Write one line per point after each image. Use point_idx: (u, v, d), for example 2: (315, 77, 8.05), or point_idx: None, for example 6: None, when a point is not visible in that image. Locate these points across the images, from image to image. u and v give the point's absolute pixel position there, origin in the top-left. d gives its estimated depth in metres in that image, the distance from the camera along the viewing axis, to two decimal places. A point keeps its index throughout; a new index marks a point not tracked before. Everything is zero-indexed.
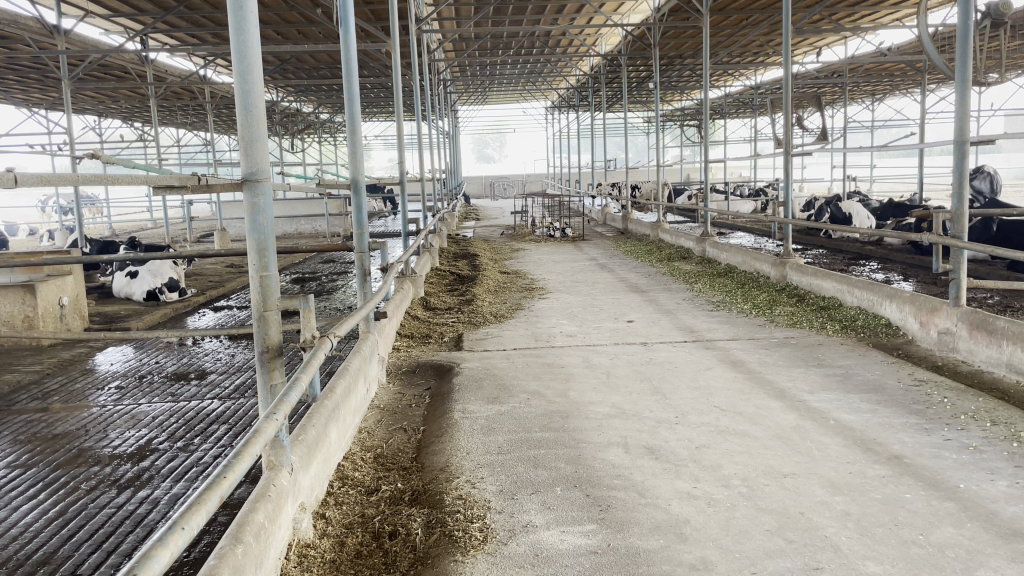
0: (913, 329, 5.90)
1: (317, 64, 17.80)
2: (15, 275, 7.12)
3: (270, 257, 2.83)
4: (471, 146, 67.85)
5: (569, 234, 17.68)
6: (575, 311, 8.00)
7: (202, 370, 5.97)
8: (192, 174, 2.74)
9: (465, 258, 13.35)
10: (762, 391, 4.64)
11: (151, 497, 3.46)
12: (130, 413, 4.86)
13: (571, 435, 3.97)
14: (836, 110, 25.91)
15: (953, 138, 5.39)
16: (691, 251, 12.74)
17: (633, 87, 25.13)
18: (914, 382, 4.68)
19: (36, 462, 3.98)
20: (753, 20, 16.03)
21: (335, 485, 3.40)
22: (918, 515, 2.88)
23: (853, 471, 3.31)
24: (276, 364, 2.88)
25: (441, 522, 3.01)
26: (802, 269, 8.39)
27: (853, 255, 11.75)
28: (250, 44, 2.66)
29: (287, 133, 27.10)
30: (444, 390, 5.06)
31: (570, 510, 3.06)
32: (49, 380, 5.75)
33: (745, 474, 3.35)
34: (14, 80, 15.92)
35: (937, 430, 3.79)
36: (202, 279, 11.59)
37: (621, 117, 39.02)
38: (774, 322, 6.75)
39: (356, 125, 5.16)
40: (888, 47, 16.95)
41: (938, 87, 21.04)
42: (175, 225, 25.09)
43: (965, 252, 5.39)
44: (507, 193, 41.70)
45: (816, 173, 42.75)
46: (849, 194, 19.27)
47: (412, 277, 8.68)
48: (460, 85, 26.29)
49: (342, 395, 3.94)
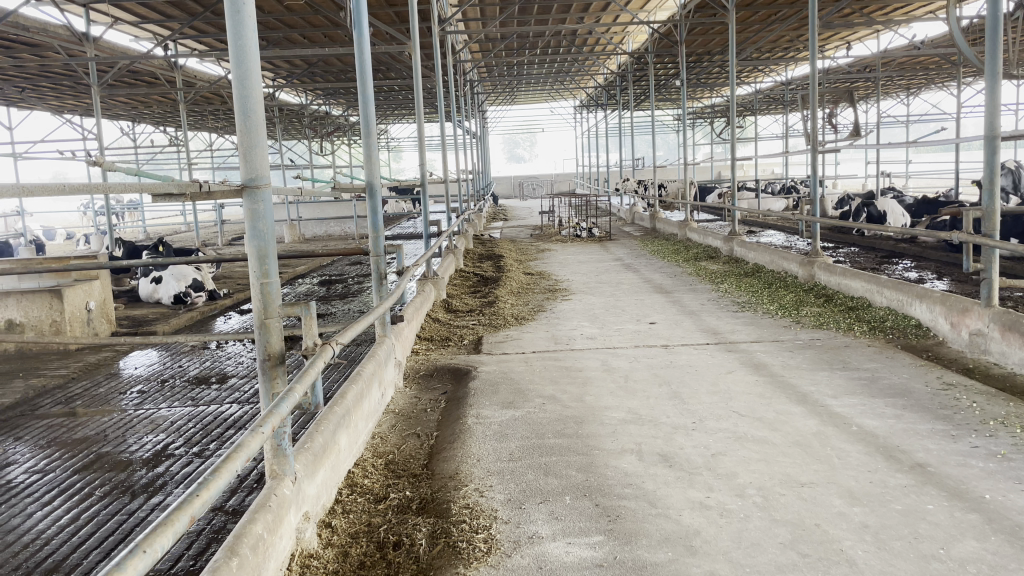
0: (944, 330, 5.70)
1: (343, 66, 17.98)
2: (44, 281, 7.29)
3: (272, 264, 2.82)
4: (501, 146, 67.94)
5: (595, 234, 17.52)
6: (597, 312, 7.91)
7: (223, 374, 6.01)
8: (192, 181, 2.73)
9: (489, 259, 13.32)
10: (784, 395, 4.52)
11: (163, 503, 3.49)
12: (150, 417, 4.90)
13: (585, 441, 3.90)
14: (869, 104, 25.32)
15: (983, 134, 5.19)
16: (719, 250, 12.54)
17: (661, 84, 24.89)
18: (943, 386, 4.50)
19: (54, 467, 4.05)
20: (781, 15, 15.75)
21: (343, 493, 3.37)
22: (940, 527, 2.76)
23: (873, 480, 3.19)
24: (278, 372, 2.86)
25: (447, 532, 2.98)
26: (831, 268, 8.18)
27: (886, 253, 11.47)
28: (248, 49, 2.64)
29: (316, 136, 27.40)
30: (460, 395, 5.03)
31: (578, 520, 2.99)
32: (74, 385, 5.86)
33: (761, 483, 3.24)
34: (47, 87, 16.31)
35: (964, 437, 3.64)
36: (229, 282, 11.75)
37: (649, 116, 38.76)
38: (800, 323, 6.58)
39: (368, 127, 5.15)
40: (922, 39, 16.51)
41: (975, 80, 20.44)
42: (207, 229, 25.49)
43: (997, 250, 5.18)
44: (536, 193, 41.68)
45: (851, 169, 41.91)
46: (883, 189, 18.80)
47: (435, 278, 8.68)
48: (487, 85, 26.31)
49: (354, 400, 3.91)
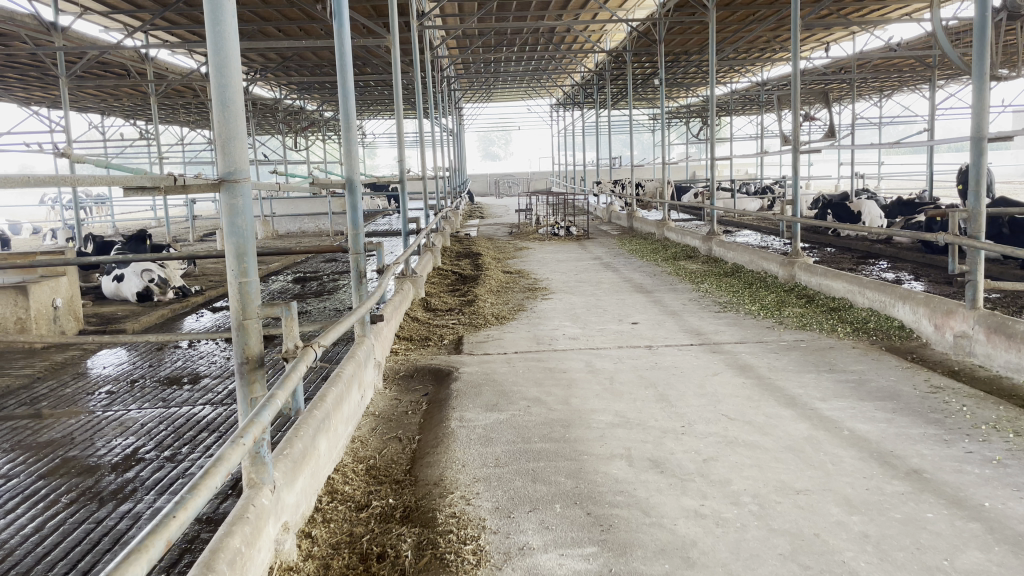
0: (927, 332, 5.71)
1: (319, 61, 17.74)
2: (8, 277, 6.97)
3: (251, 263, 2.66)
4: (477, 144, 67.65)
5: (573, 232, 17.48)
6: (578, 312, 7.82)
7: (196, 374, 5.81)
8: (166, 175, 2.56)
9: (468, 257, 13.17)
10: (772, 397, 4.46)
11: (133, 511, 3.31)
12: (118, 420, 4.69)
13: (573, 446, 3.80)
14: (843, 106, 25.65)
15: (970, 135, 5.23)
16: (697, 249, 12.54)
17: (639, 83, 24.94)
18: (931, 389, 4.48)
19: (17, 472, 3.83)
20: (760, 15, 15.82)
21: (324, 500, 3.23)
22: (942, 537, 2.71)
23: (870, 488, 3.13)
24: (257, 375, 2.71)
25: (433, 543, 2.84)
26: (811, 269, 8.19)
27: (862, 254, 11.58)
28: (227, 36, 2.49)
29: (290, 131, 27.02)
30: (442, 397, 4.88)
31: (570, 530, 2.88)
32: (39, 385, 5.61)
33: (756, 490, 3.17)
34: (14, 78, 15.83)
35: (957, 442, 3.61)
36: (201, 279, 11.47)
37: (626, 114, 38.98)
38: (783, 324, 6.56)
39: (349, 121, 4.98)
40: (898, 42, 16.71)
41: (948, 83, 20.76)
42: (178, 224, 25.00)
43: (982, 252, 5.21)
44: (512, 191, 41.50)
45: (824, 170, 42.46)
46: (858, 190, 18.98)
47: (413, 277, 8.53)
48: (465, 82, 26.17)
49: (333, 404, 3.75)
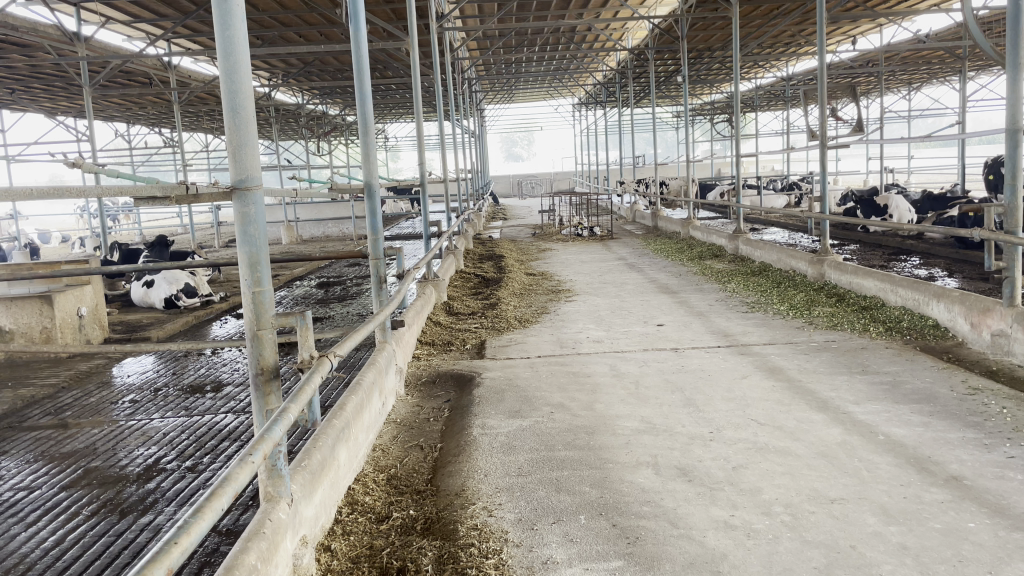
0: (963, 331, 5.51)
1: (340, 65, 17.84)
2: (34, 287, 7.13)
3: (264, 271, 2.61)
4: (499, 146, 67.75)
5: (597, 233, 17.35)
6: (603, 314, 7.71)
7: (218, 381, 5.82)
8: (178, 183, 2.52)
9: (490, 259, 13.13)
10: (804, 401, 4.32)
11: (153, 523, 3.29)
12: (141, 429, 4.70)
13: (598, 454, 3.70)
14: (871, 100, 25.16)
15: (1004, 126, 5.03)
16: (724, 248, 12.35)
17: (661, 81, 24.70)
18: (969, 390, 4.31)
19: (40, 483, 3.84)
20: (784, 9, 15.52)
21: (344, 511, 3.18)
22: (985, 549, 2.57)
23: (908, 496, 3.00)
24: (272, 387, 2.66)
25: (454, 557, 2.78)
26: (841, 267, 7.99)
27: (893, 250, 11.32)
28: (237, 41, 2.45)
29: (314, 137, 27.23)
30: (464, 403, 4.82)
31: (595, 543, 2.80)
32: (64, 394, 5.65)
33: (788, 499, 3.05)
34: (40, 88, 16.11)
35: (998, 446, 3.45)
36: (225, 285, 11.57)
37: (648, 112, 38.76)
38: (813, 324, 6.39)
39: (367, 124, 4.93)
40: (927, 33, 16.32)
41: (979, 74, 20.24)
42: (204, 231, 25.31)
43: (1019, 247, 5.02)
44: (535, 191, 41.36)
45: (852, 165, 41.80)
46: (889, 185, 18.55)
47: (435, 280, 8.49)
48: (486, 84, 26.16)
49: (353, 412, 3.71)
